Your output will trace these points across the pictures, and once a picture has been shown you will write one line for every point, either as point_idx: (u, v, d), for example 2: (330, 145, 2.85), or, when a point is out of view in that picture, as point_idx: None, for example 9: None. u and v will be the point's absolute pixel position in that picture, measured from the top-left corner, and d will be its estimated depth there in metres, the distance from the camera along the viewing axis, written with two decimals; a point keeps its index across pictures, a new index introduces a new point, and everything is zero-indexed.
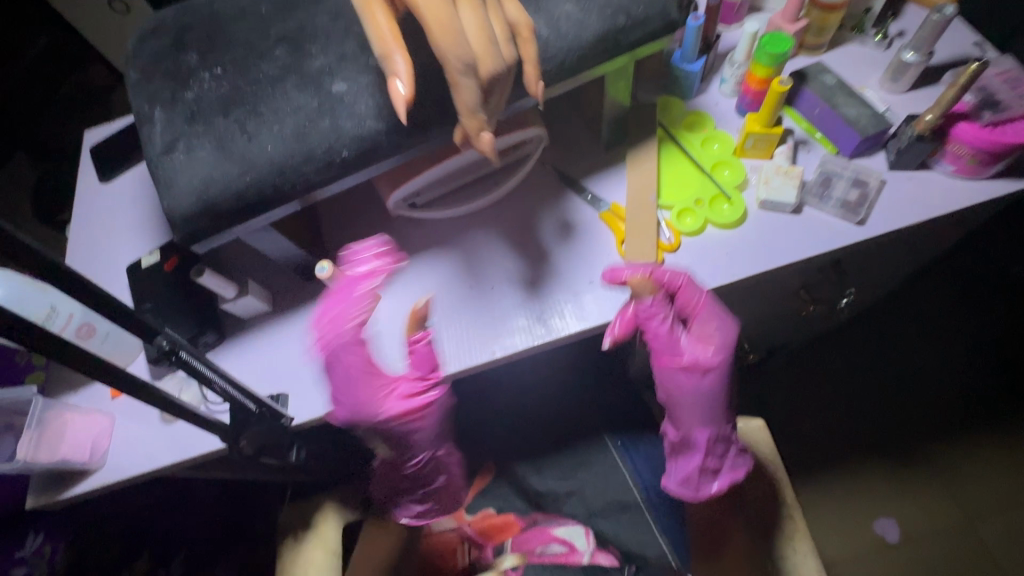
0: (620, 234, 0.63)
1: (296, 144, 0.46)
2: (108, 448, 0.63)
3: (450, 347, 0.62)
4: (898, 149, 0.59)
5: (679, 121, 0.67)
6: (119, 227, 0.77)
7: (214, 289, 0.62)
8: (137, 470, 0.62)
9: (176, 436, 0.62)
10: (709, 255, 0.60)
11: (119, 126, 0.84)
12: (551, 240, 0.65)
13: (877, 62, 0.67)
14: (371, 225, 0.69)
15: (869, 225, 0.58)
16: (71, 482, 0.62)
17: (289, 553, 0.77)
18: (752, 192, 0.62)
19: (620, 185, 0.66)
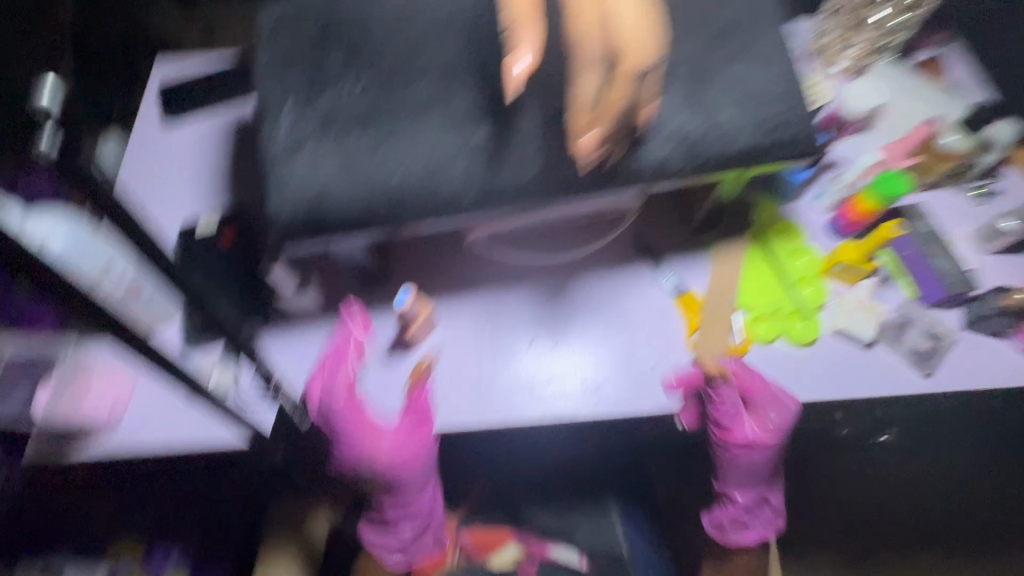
0: (692, 324, 0.62)
1: (425, 178, 0.44)
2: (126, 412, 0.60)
3: (500, 396, 0.61)
4: (977, 313, 0.61)
5: (772, 224, 0.67)
6: (178, 180, 0.74)
7: (277, 280, 0.60)
8: (152, 443, 0.59)
9: (202, 416, 0.60)
10: (775, 369, 0.61)
11: (192, 70, 0.80)
12: (620, 310, 0.65)
13: (967, 216, 0.66)
14: (445, 247, 0.68)
15: (935, 379, 0.59)
16: (77, 440, 0.58)
17: (273, 547, 0.75)
18: (830, 317, 0.62)
19: (700, 272, 0.66)
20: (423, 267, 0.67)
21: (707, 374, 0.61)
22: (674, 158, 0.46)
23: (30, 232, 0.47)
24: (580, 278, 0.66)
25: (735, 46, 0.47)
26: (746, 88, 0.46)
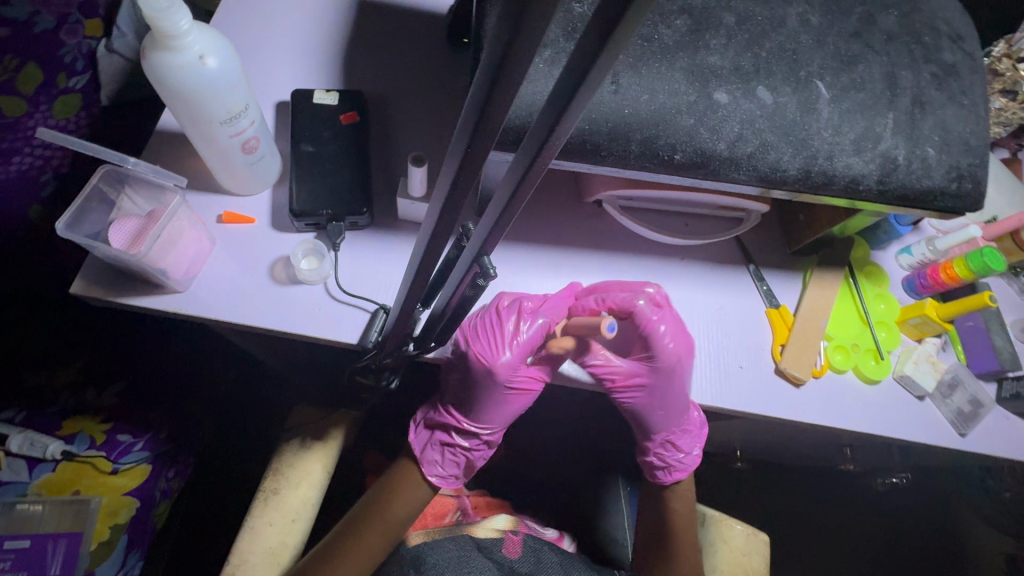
0: (781, 337, 0.65)
1: (653, 122, 0.43)
2: (199, 274, 0.54)
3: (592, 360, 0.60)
4: (1014, 391, 0.67)
5: (862, 265, 0.71)
6: (286, 33, 0.65)
7: (406, 180, 0.55)
8: (222, 315, 0.54)
9: (281, 302, 0.55)
10: (843, 397, 0.64)
11: None
12: (715, 307, 0.66)
13: (1015, 306, 0.74)
14: (561, 200, 0.66)
15: (967, 439, 0.66)
16: (142, 289, 0.52)
17: (289, 454, 0.71)
18: (896, 363, 0.67)
19: (794, 292, 0.68)
20: (537, 214, 0.65)
21: (784, 387, 0.64)
22: (873, 176, 0.47)
23: (186, 39, 0.41)
24: (685, 266, 0.67)
25: (952, 90, 0.49)
26: (952, 133, 0.48)
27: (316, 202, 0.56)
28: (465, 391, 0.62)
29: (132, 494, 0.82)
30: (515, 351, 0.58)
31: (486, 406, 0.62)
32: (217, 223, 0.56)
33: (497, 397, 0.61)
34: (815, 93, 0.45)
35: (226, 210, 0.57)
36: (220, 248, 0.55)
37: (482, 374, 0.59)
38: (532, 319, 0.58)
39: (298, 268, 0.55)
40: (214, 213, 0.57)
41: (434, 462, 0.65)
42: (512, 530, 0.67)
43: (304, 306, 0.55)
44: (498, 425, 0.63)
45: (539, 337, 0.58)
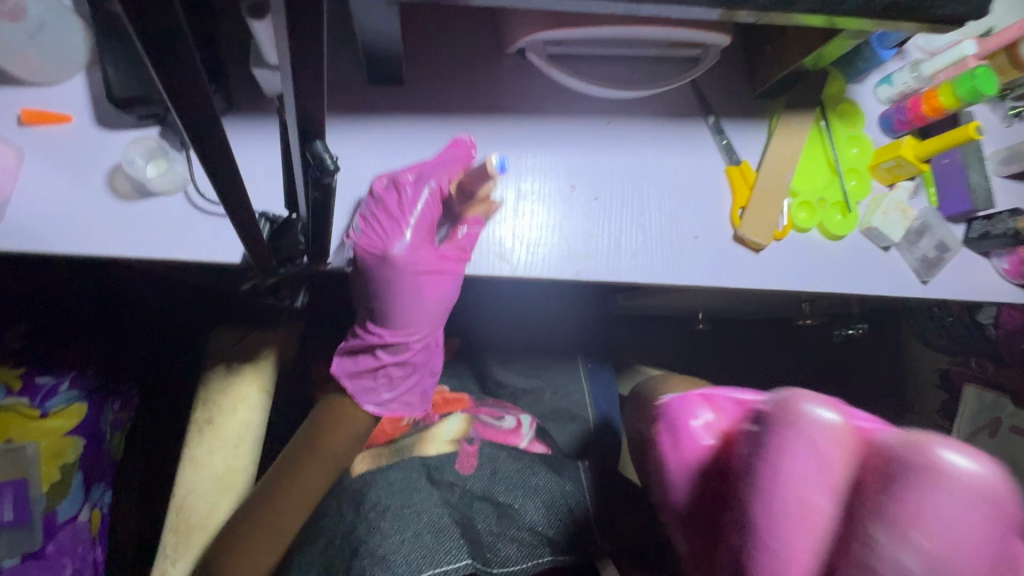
0: (741, 199, 0.57)
1: None
2: (11, 199, 0.42)
3: (527, 250, 0.52)
4: (983, 231, 0.63)
5: (836, 105, 0.61)
6: None
7: (256, 41, 0.41)
8: (55, 248, 0.43)
9: (128, 223, 0.44)
10: (807, 257, 0.59)
11: None
12: (668, 172, 0.56)
13: (995, 135, 0.67)
14: (474, 49, 0.53)
15: (929, 286, 0.62)
16: None
17: (215, 382, 0.65)
18: (864, 214, 0.61)
19: (758, 144, 0.59)
20: (445, 73, 0.52)
21: (743, 254, 0.57)
22: None
23: None
24: (631, 126, 0.56)
25: None
26: None
27: (142, 84, 0.43)
28: (374, 303, 0.54)
29: (74, 434, 0.78)
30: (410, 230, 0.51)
31: (403, 308, 0.54)
32: (17, 128, 0.43)
33: (415, 294, 0.53)
34: None
35: (25, 108, 0.43)
36: (32, 162, 0.43)
37: (385, 274, 0.51)
38: (408, 183, 0.49)
39: (142, 176, 0.44)
40: (12, 114, 0.43)
41: (371, 390, 0.57)
42: (465, 440, 0.60)
43: (159, 224, 0.44)
44: (427, 327, 0.55)
45: (433, 203, 0.51)
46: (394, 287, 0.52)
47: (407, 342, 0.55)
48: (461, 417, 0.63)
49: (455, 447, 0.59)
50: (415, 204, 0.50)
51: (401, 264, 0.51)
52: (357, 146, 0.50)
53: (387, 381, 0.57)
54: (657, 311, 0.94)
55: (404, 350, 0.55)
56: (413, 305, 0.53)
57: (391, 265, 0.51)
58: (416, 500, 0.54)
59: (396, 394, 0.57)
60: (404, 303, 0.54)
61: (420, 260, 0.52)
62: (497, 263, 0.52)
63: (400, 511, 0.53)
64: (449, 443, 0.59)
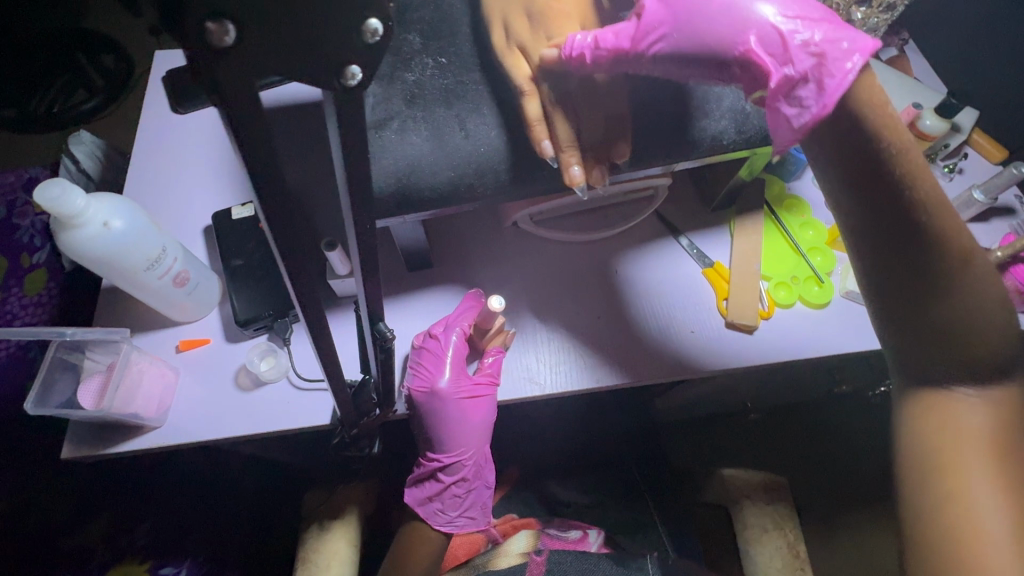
0: (722, 291, 0.68)
1: (509, 152, 0.47)
2: (171, 406, 0.58)
3: (553, 374, 0.63)
4: None
5: (781, 201, 0.74)
6: (194, 162, 0.70)
7: (330, 263, 0.59)
8: (200, 436, 0.58)
9: (251, 406, 0.59)
10: (799, 327, 0.67)
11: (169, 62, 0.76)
12: (652, 284, 0.68)
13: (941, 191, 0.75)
14: (481, 230, 0.70)
15: None
16: (123, 438, 0.56)
17: (312, 540, 0.74)
18: (840, 281, 0.69)
19: (724, 246, 0.71)
20: (462, 250, 0.68)
21: (739, 336, 0.66)
22: (728, 132, 0.51)
23: (88, 215, 0.46)
24: (611, 253, 0.70)
25: None
26: None
27: (258, 307, 0.61)
28: (431, 435, 0.63)
29: None
30: (450, 369, 0.61)
31: (453, 433, 0.63)
32: (176, 353, 0.61)
33: (462, 421, 0.62)
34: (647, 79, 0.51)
35: (182, 339, 0.61)
36: (185, 375, 0.60)
37: (434, 409, 0.62)
38: (436, 336, 0.62)
39: (258, 371, 0.59)
40: (172, 345, 0.61)
41: (440, 509, 0.65)
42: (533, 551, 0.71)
43: (272, 404, 0.59)
44: (475, 446, 0.63)
45: (462, 346, 0.63)
46: (445, 418, 0.62)
47: (462, 460, 0.63)
48: (529, 532, 0.73)
49: (525, 559, 0.70)
50: (447, 351, 0.62)
51: (446, 396, 0.61)
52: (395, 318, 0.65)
53: (454, 502, 0.64)
54: (706, 406, 0.98)
55: (461, 468, 0.64)
56: (460, 433, 0.63)
57: (435, 401, 0.62)
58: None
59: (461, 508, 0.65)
60: (452, 426, 0.63)
61: (460, 394, 0.62)
62: (530, 387, 0.62)
63: None
64: (520, 556, 0.70)
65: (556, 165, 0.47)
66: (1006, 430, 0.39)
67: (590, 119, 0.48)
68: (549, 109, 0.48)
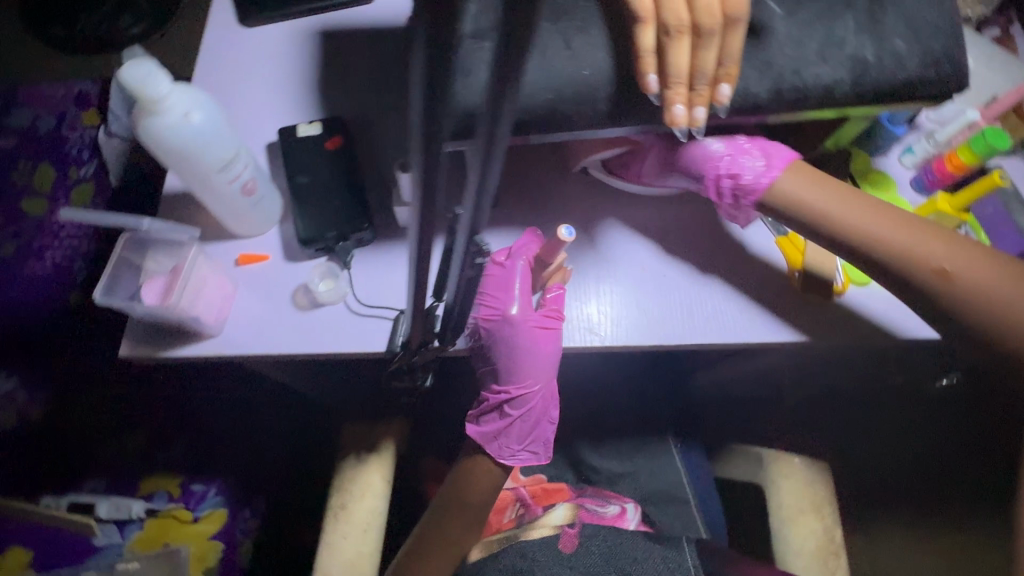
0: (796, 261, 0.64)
1: (613, 78, 0.44)
2: (228, 317, 0.58)
3: (621, 319, 0.61)
4: None
5: (867, 175, 0.69)
6: (259, 75, 0.67)
7: (398, 188, 0.57)
8: (255, 350, 0.57)
9: (307, 326, 0.58)
10: (875, 307, 0.63)
11: None
12: (723, 246, 0.66)
13: None
14: (548, 174, 0.67)
15: None
16: (179, 343, 0.56)
17: (348, 470, 0.74)
18: None
19: None
20: (528, 193, 0.66)
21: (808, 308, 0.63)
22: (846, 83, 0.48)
23: (168, 103, 0.45)
24: (678, 212, 0.67)
25: None
26: (921, 23, 0.48)
27: (321, 227, 0.59)
28: (498, 366, 0.59)
29: (215, 538, 0.88)
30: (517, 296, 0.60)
31: (524, 363, 0.58)
32: (235, 266, 0.60)
33: (535, 351, 0.58)
34: (768, 12, 0.46)
35: (241, 253, 0.60)
36: (243, 288, 0.59)
37: (502, 337, 0.59)
38: (497, 259, 0.61)
39: (317, 292, 0.58)
40: (231, 258, 0.60)
41: (505, 445, 0.60)
42: (567, 524, 0.71)
43: (329, 327, 0.58)
44: (545, 378, 0.59)
45: (527, 274, 0.61)
46: (513, 347, 0.59)
47: (531, 392, 0.58)
48: (568, 505, 0.74)
49: (558, 530, 0.70)
50: (509, 275, 0.60)
51: (515, 323, 0.58)
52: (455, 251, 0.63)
53: (521, 439, 0.60)
54: (742, 385, 0.96)
55: (527, 402, 0.59)
56: (530, 362, 0.58)
57: (502, 326, 0.59)
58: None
59: (525, 444, 0.60)
60: (521, 357, 0.59)
61: (530, 319, 0.59)
62: (588, 335, 0.61)
63: None
64: (551, 527, 0.70)
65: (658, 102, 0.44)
66: (973, 262, 0.56)
67: (708, 51, 0.43)
68: (665, 37, 0.42)
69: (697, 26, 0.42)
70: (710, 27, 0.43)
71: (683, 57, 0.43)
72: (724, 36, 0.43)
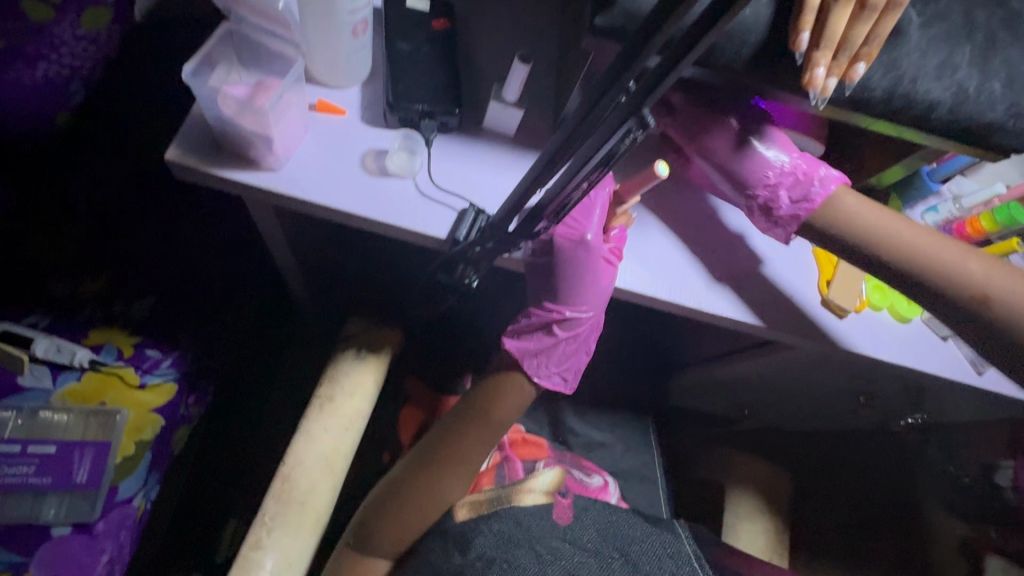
0: (827, 273, 0.66)
1: (766, 30, 0.46)
2: (291, 157, 0.54)
3: (683, 272, 0.62)
4: None
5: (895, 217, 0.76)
6: None
7: (503, 83, 0.56)
8: (312, 199, 0.54)
9: (372, 191, 0.55)
10: (881, 331, 0.69)
11: None
12: None
13: None
14: None
15: (984, 378, 0.71)
16: (235, 166, 0.52)
17: (345, 364, 0.71)
18: None
19: None
20: None
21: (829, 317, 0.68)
22: None
23: None
24: None
25: (1016, 37, 0.53)
26: (1017, 76, 0.53)
27: (410, 99, 0.57)
28: (555, 283, 0.60)
29: (157, 412, 0.79)
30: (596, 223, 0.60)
31: (582, 288, 0.60)
32: (309, 110, 0.56)
33: (597, 279, 0.59)
34: (906, 20, 0.50)
35: (319, 99, 0.57)
36: (312, 134, 0.55)
37: (569, 258, 0.60)
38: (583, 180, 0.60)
39: (391, 161, 0.56)
40: (307, 100, 0.56)
41: (540, 363, 0.61)
42: (560, 493, 0.71)
43: (392, 200, 0.56)
44: (596, 308, 0.61)
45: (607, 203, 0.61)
46: (576, 270, 0.60)
47: (582, 317, 0.60)
48: (556, 471, 0.73)
49: (551, 499, 0.70)
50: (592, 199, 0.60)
51: (587, 247, 0.59)
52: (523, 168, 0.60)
53: (558, 362, 0.62)
54: (719, 392, 1.01)
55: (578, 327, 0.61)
56: (589, 289, 0.59)
57: (573, 246, 0.59)
58: (519, 555, 0.63)
59: (560, 367, 0.62)
60: (581, 280, 0.60)
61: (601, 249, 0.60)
62: (642, 283, 0.61)
63: (503, 562, 0.62)
64: (545, 495, 0.70)
65: (801, 61, 0.45)
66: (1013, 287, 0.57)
67: (861, 26, 0.45)
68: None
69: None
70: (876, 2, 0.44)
71: (842, 22, 0.44)
72: (881, 17, 0.45)
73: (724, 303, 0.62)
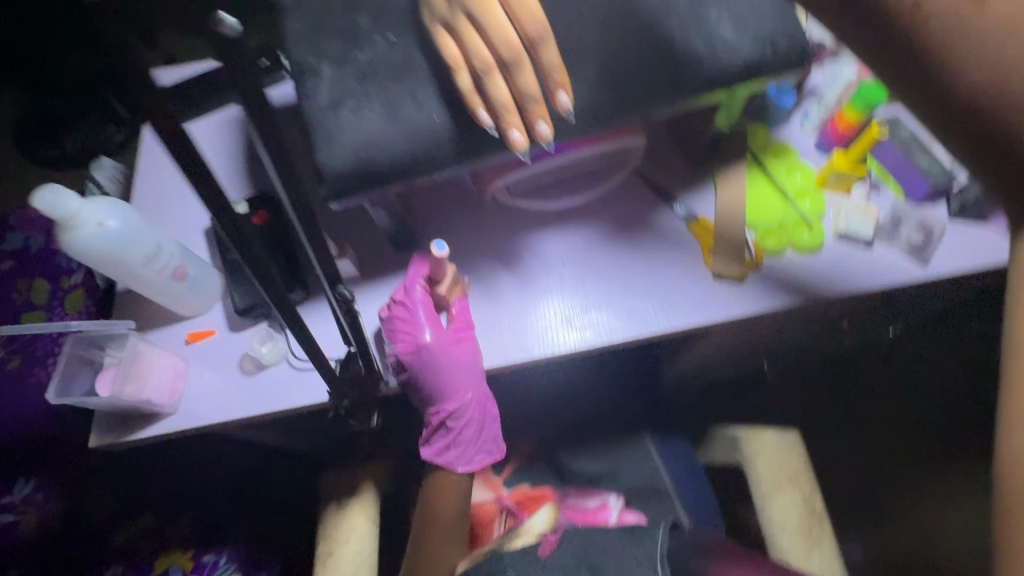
0: (708, 245, 0.67)
1: (461, 120, 0.49)
2: (183, 393, 0.62)
3: (539, 324, 0.65)
4: (960, 204, 0.66)
5: (766, 149, 0.72)
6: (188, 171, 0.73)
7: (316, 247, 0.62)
8: (212, 419, 0.62)
9: (255, 388, 0.62)
10: (792, 274, 0.66)
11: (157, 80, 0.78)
12: (633, 243, 0.69)
13: None
14: (463, 204, 0.71)
15: (930, 267, 0.65)
16: (142, 424, 0.61)
17: (332, 517, 0.77)
18: (830, 223, 0.68)
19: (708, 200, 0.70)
20: (448, 225, 0.70)
21: (727, 288, 0.66)
22: (686, 78, 0.53)
23: (83, 215, 0.51)
24: (589, 219, 0.70)
25: None
26: None
27: (253, 296, 0.64)
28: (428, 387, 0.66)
29: None
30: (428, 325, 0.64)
31: (452, 379, 0.65)
32: (185, 345, 0.65)
33: (458, 365, 0.65)
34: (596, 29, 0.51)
35: (188, 332, 0.65)
36: (193, 364, 0.64)
37: (428, 364, 0.65)
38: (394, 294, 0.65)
39: (259, 356, 0.63)
40: (181, 338, 0.65)
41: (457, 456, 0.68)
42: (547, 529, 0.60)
43: (274, 387, 0.62)
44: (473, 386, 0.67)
45: (428, 300, 0.65)
46: (439, 369, 0.65)
47: (464, 402, 0.66)
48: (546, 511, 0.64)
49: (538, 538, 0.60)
50: (411, 308, 0.64)
51: (432, 348, 0.64)
52: (375, 302, 0.67)
53: (470, 441, 0.69)
54: (718, 363, 0.97)
55: (465, 411, 0.67)
56: (458, 377, 0.65)
57: (421, 354, 0.64)
58: None
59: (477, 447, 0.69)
60: (445, 375, 0.65)
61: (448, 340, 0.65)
62: (516, 351, 0.64)
63: None
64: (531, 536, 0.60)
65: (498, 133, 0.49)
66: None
67: (526, 77, 0.47)
68: (480, 78, 0.47)
69: (506, 52, 0.47)
70: (515, 49, 0.47)
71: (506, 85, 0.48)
72: (538, 55, 0.48)
73: (590, 331, 0.65)
